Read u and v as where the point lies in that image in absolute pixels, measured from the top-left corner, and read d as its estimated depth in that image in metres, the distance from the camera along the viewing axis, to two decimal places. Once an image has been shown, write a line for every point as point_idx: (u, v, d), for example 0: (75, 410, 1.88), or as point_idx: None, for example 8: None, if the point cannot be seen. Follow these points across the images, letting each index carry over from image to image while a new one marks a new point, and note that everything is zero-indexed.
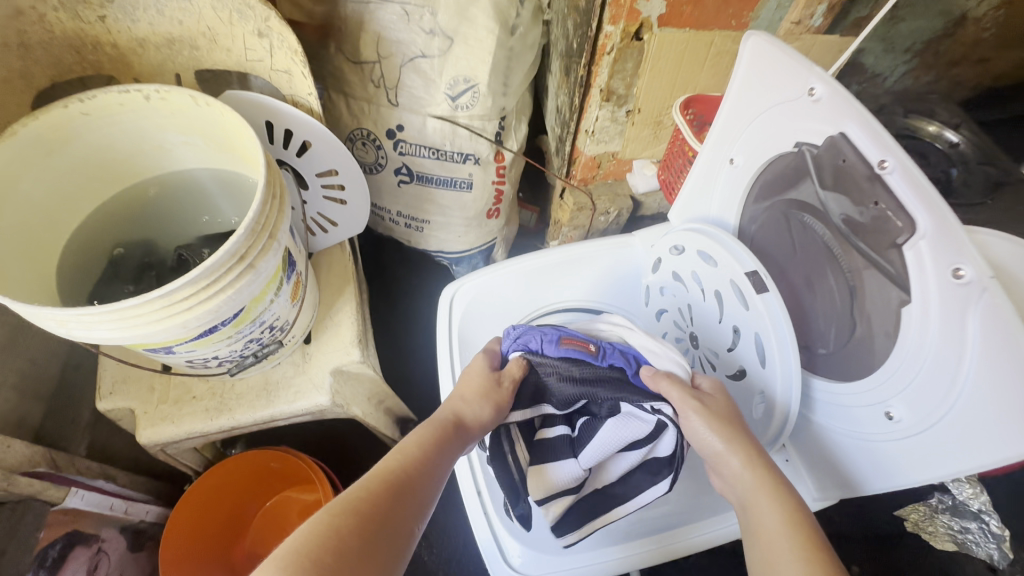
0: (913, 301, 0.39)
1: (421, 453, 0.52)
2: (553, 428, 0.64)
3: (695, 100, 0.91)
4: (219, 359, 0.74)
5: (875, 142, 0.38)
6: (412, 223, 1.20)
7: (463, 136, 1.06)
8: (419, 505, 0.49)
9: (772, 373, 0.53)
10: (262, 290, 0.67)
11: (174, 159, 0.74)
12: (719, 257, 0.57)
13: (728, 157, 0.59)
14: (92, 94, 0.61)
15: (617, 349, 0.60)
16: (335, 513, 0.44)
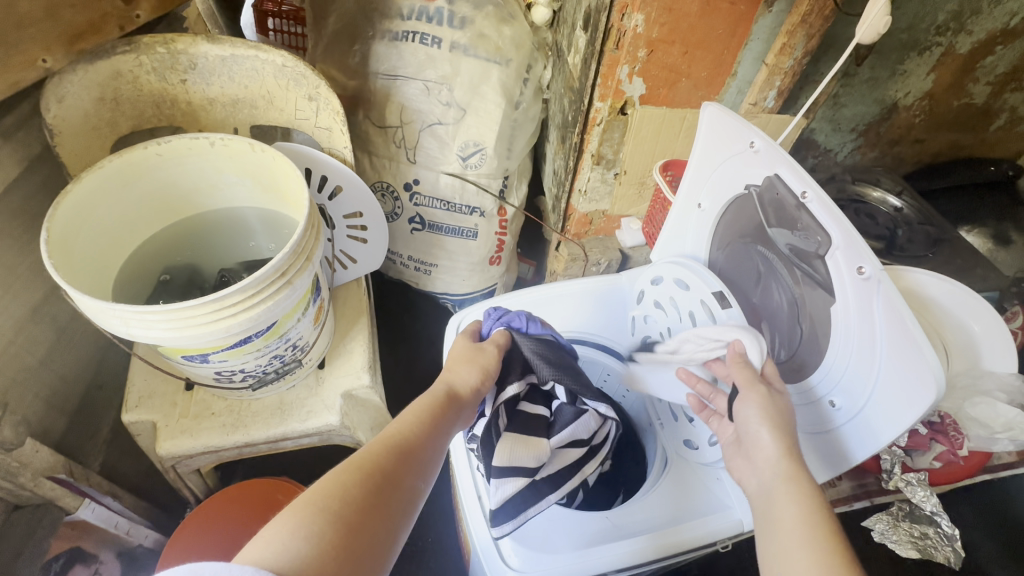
0: (836, 300, 0.50)
1: (420, 422, 0.59)
2: (536, 407, 0.74)
3: (672, 163, 1.03)
4: (244, 373, 0.81)
5: (799, 180, 0.51)
6: (421, 267, 1.32)
7: (471, 191, 1.20)
8: (422, 463, 0.57)
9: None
10: (293, 308, 0.76)
11: (226, 198, 0.86)
12: (692, 282, 0.68)
13: (696, 203, 0.72)
14: (168, 139, 0.74)
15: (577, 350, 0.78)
16: (344, 469, 0.52)
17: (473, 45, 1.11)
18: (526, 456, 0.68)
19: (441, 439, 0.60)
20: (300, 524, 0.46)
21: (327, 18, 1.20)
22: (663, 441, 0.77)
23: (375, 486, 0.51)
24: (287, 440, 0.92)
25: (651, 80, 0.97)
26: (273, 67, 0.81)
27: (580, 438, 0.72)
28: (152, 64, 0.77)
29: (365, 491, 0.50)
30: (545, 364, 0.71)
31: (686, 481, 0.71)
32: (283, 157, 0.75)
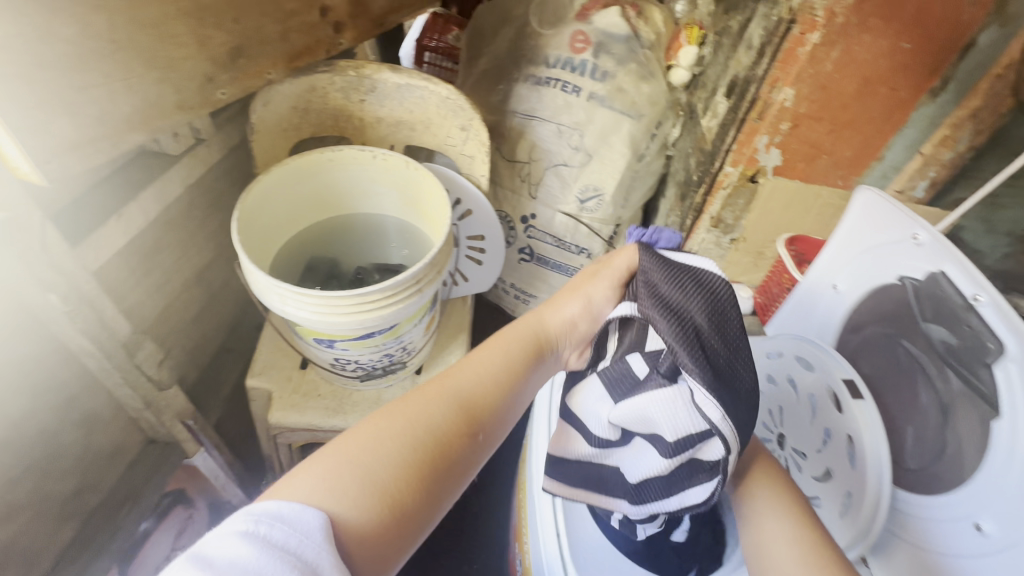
0: (1002, 416, 0.46)
1: (506, 374, 0.65)
2: (636, 364, 0.63)
3: (798, 238, 1.00)
4: (357, 364, 0.88)
5: (972, 281, 0.49)
6: (521, 295, 1.39)
7: (583, 232, 1.24)
8: (491, 416, 0.61)
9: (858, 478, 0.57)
10: (414, 313, 0.81)
11: (372, 205, 0.95)
12: (818, 364, 0.65)
13: (831, 284, 0.70)
14: (340, 148, 0.84)
15: (722, 304, 0.63)
16: (432, 411, 0.58)
17: (610, 97, 1.17)
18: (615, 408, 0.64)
19: (512, 392, 0.65)
20: (349, 478, 0.50)
21: (479, 58, 1.31)
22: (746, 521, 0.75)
23: (431, 441, 0.56)
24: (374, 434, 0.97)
25: (789, 153, 0.97)
26: (438, 98, 0.90)
27: (658, 429, 0.60)
28: (342, 84, 0.88)
29: (421, 447, 0.55)
30: (652, 300, 0.61)
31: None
32: (435, 181, 0.82)
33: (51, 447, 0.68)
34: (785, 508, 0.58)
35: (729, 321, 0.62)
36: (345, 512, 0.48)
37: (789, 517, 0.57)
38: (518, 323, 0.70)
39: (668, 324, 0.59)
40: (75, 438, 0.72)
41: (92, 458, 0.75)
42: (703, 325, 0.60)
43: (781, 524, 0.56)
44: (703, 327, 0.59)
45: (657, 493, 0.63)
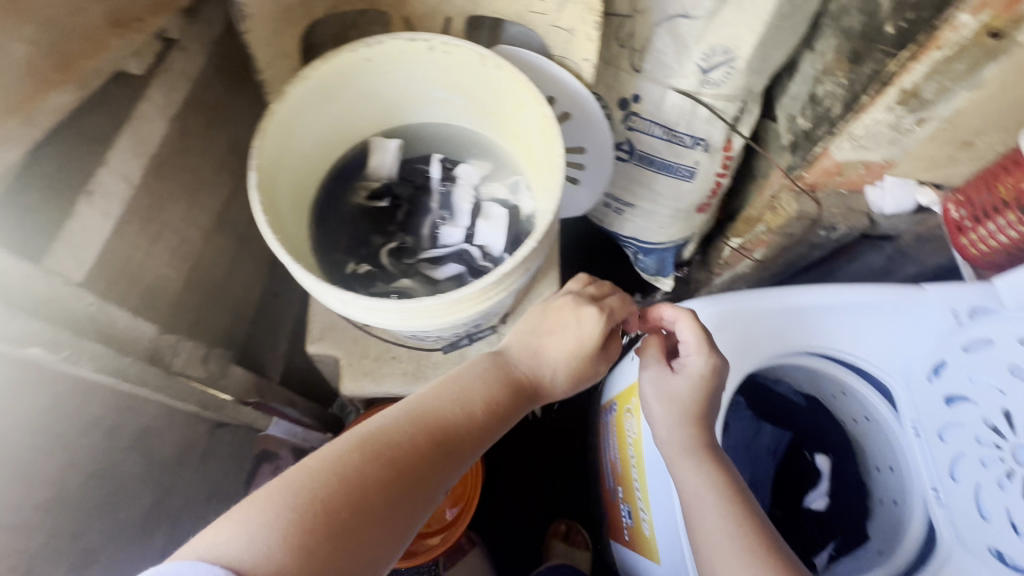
0: None
1: (466, 400, 0.56)
2: (421, 242, 0.64)
3: (966, 193, 0.76)
4: (440, 337, 0.69)
5: None
6: (612, 204, 1.01)
7: (701, 117, 0.88)
8: (474, 438, 0.55)
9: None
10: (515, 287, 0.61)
11: (428, 115, 0.69)
12: (981, 395, 0.59)
13: (952, 310, 0.64)
14: (380, 39, 0.56)
15: (408, 215, 0.66)
16: (398, 427, 0.51)
17: None
18: (453, 196, 0.66)
19: (504, 422, 0.57)
20: (336, 484, 0.45)
21: None
22: (875, 487, 0.78)
23: (417, 444, 0.51)
24: (448, 341, 0.74)
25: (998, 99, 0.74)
26: None
27: (447, 250, 0.63)
28: None
29: (407, 456, 0.50)
30: (401, 244, 0.64)
31: (888, 528, 0.73)
32: (535, 92, 0.55)
33: (114, 477, 0.58)
34: (682, 409, 0.63)
35: (422, 221, 0.65)
36: (252, 561, 0.40)
37: (699, 428, 0.63)
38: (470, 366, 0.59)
39: (422, 251, 0.63)
40: (136, 459, 0.61)
41: (161, 468, 0.65)
42: (414, 240, 0.64)
43: (693, 477, 0.60)
44: (414, 240, 0.64)
45: (453, 257, 0.63)
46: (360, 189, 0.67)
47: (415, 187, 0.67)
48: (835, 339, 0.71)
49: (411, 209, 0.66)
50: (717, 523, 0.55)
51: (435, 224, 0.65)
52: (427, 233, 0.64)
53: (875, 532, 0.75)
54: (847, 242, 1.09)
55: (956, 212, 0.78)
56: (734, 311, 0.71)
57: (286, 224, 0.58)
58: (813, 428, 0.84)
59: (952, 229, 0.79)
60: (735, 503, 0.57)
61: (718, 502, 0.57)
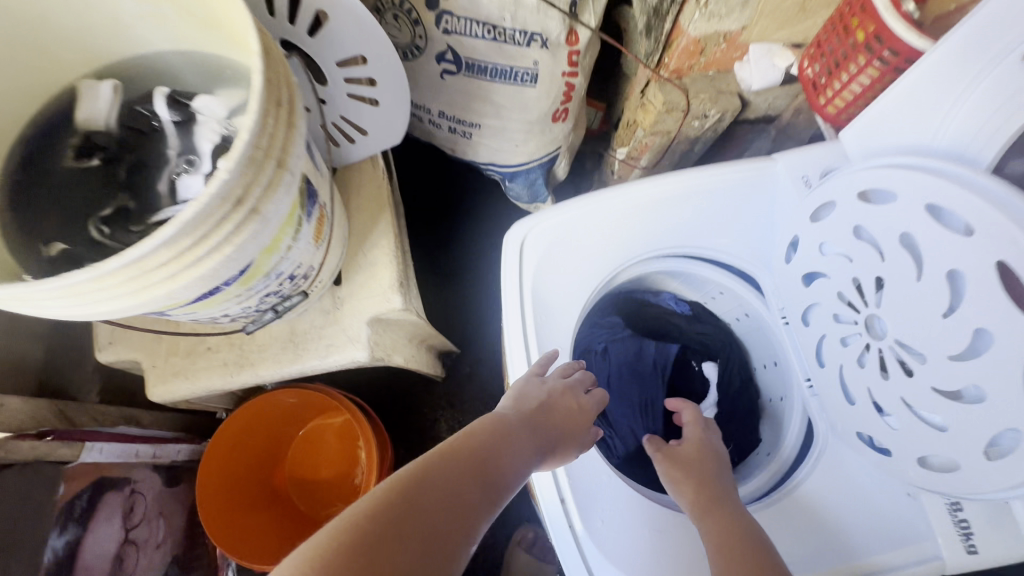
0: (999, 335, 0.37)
1: (509, 441, 0.52)
2: (150, 202, 0.50)
3: (823, 44, 0.66)
4: (228, 316, 0.57)
5: None
6: (458, 127, 0.88)
7: (527, 5, 0.70)
8: (509, 476, 0.50)
9: (904, 425, 0.46)
10: (272, 237, 0.49)
11: (145, 38, 0.54)
12: (826, 264, 0.51)
13: (802, 177, 0.57)
14: None
15: (131, 170, 0.51)
16: (447, 460, 0.48)
17: None
18: (189, 138, 0.52)
19: (533, 460, 0.53)
20: (360, 523, 0.40)
21: None
22: (761, 384, 0.75)
23: (457, 475, 0.47)
24: (246, 320, 0.62)
25: None
26: None
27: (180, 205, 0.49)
28: None
29: (439, 486, 0.45)
30: (123, 208, 0.50)
31: (776, 427, 0.69)
32: None
33: None
34: (688, 474, 0.62)
35: (151, 174, 0.51)
36: None
37: (682, 475, 0.62)
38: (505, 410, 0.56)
39: (153, 211, 0.50)
40: None
41: None
42: (142, 199, 0.50)
43: (705, 530, 0.56)
44: (141, 200, 0.50)
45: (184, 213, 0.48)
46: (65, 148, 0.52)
47: (140, 133, 0.53)
48: (687, 236, 0.63)
49: (135, 163, 0.52)
50: (723, 552, 0.52)
51: (167, 177, 0.51)
52: (157, 189, 0.50)
53: (765, 429, 0.73)
54: (725, 130, 1.00)
55: (815, 69, 0.68)
56: (573, 224, 0.61)
57: None
58: (696, 337, 0.82)
59: (808, 91, 0.70)
60: (723, 531, 0.55)
61: (713, 536, 0.54)
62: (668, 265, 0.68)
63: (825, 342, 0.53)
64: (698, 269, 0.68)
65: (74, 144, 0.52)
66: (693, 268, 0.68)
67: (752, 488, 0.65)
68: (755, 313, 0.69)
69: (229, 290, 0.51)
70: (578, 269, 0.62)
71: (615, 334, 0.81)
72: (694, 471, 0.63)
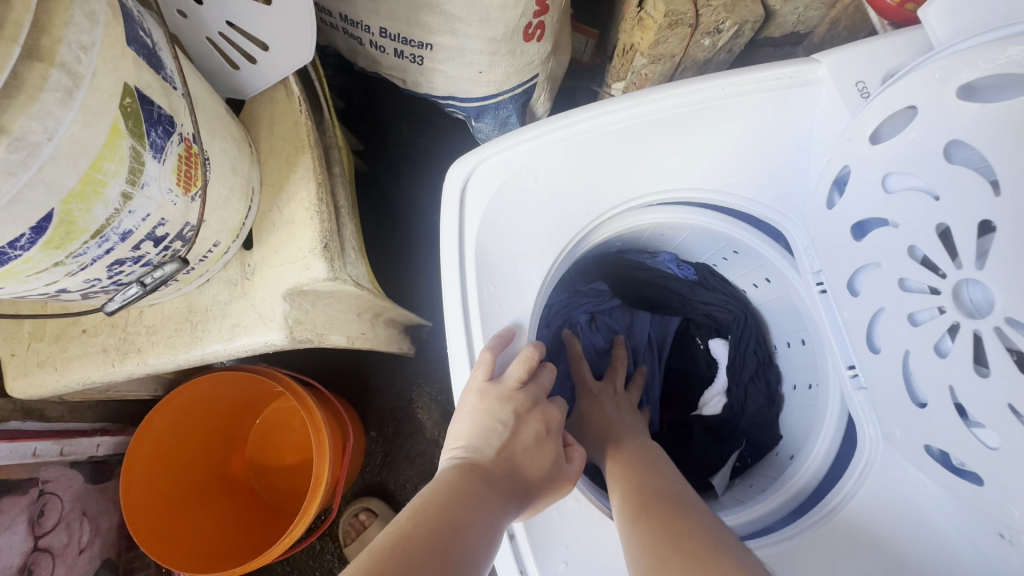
0: None
1: (466, 499, 0.41)
2: None
3: None
4: (71, 292, 0.43)
5: None
6: (406, 51, 0.71)
7: None
8: (476, 542, 0.39)
9: (1007, 444, 0.31)
10: (78, 180, 0.33)
11: None
12: (893, 208, 0.35)
13: (857, 83, 0.40)
14: None
15: None
16: (392, 547, 0.36)
17: None
18: None
19: (506, 514, 0.42)
20: None
21: None
22: (782, 368, 0.61)
23: (408, 562, 0.35)
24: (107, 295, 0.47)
25: None
26: None
27: None
28: None
29: None
30: None
31: (804, 423, 0.56)
32: None
33: None
34: (635, 468, 0.49)
35: None
36: None
37: (621, 469, 0.50)
38: (455, 463, 0.45)
39: None
40: None
41: None
42: None
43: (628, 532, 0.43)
44: None
45: None
46: None
47: None
48: (690, 176, 0.46)
49: None
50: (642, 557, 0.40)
51: None
52: None
53: (789, 428, 0.59)
54: (741, 52, 0.81)
55: None
56: (532, 159, 0.45)
57: None
58: (702, 309, 0.67)
59: None
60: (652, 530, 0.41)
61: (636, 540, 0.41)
62: (667, 215, 0.52)
63: (885, 318, 0.38)
64: (703, 219, 0.52)
65: None
66: (700, 218, 0.52)
67: (777, 506, 0.52)
68: (777, 278, 0.53)
69: (29, 257, 0.35)
70: (537, 223, 0.47)
71: (602, 304, 0.69)
72: (635, 465, 0.50)
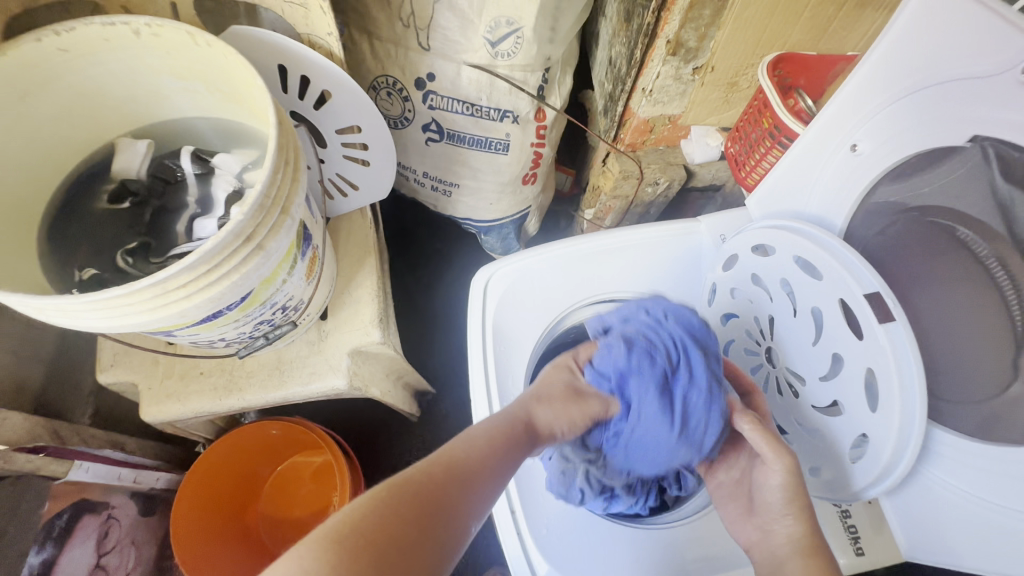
0: (842, 354, 0.48)
1: (495, 446, 0.51)
2: (172, 242, 0.60)
3: (736, 131, 0.81)
4: (226, 340, 0.66)
5: (864, 270, 0.46)
6: (440, 186, 1.01)
7: (502, 89, 0.85)
8: (494, 480, 0.49)
9: (799, 441, 0.55)
10: (274, 271, 0.58)
11: (175, 107, 0.65)
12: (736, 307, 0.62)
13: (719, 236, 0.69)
14: (70, 26, 0.51)
15: (156, 215, 0.61)
16: (433, 466, 0.47)
17: None
18: (209, 186, 0.62)
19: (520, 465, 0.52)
20: (344, 517, 0.40)
21: None
22: None
23: (441, 477, 0.46)
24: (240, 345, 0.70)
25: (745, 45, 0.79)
26: None
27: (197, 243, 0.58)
28: None
29: (420, 489, 0.44)
30: (146, 247, 0.59)
31: None
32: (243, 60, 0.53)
33: None
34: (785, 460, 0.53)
35: (173, 218, 0.61)
36: None
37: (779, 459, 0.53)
38: (500, 409, 0.55)
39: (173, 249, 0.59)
40: None
41: None
42: (162, 239, 0.60)
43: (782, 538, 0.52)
44: (162, 240, 0.60)
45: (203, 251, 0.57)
46: (101, 196, 0.62)
47: (167, 184, 0.63)
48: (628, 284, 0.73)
49: (159, 208, 0.62)
50: None
51: (185, 219, 0.61)
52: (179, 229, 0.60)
53: None
54: (676, 196, 1.13)
55: (731, 150, 0.83)
56: (528, 270, 0.71)
57: None
58: None
59: (732, 168, 0.84)
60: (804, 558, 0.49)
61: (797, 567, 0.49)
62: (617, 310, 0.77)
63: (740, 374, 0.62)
64: None
65: (109, 192, 0.62)
66: None
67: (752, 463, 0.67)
68: None
69: (230, 315, 0.58)
70: (530, 311, 0.72)
71: None
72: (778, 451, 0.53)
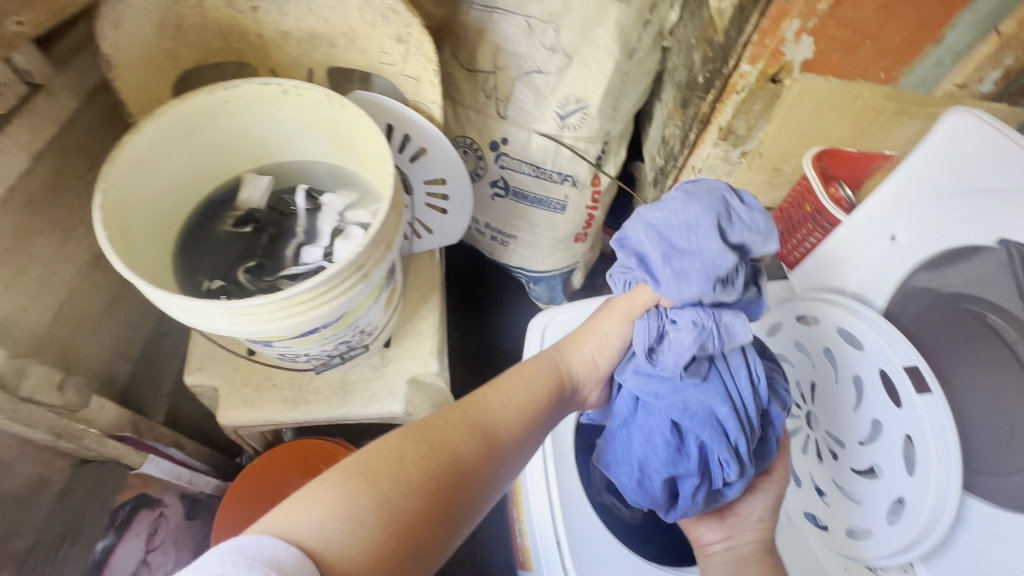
0: (882, 420, 0.54)
1: (521, 403, 0.56)
2: (282, 265, 0.69)
3: (780, 212, 0.89)
4: (308, 355, 0.73)
5: (902, 346, 0.53)
6: (498, 237, 1.11)
7: (565, 156, 0.96)
8: (522, 438, 0.54)
9: (836, 503, 0.58)
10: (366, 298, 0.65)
11: (296, 151, 0.76)
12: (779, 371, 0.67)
13: None
14: (235, 84, 0.63)
15: (270, 239, 0.71)
16: (468, 422, 0.51)
17: None
18: (317, 219, 0.72)
19: (544, 428, 0.57)
20: (386, 470, 0.44)
21: None
22: None
23: (475, 435, 0.50)
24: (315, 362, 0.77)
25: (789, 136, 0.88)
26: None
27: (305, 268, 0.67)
28: None
29: (454, 448, 0.48)
30: (261, 267, 0.68)
31: None
32: (371, 122, 0.63)
33: None
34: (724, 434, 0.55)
35: (285, 244, 0.70)
36: (321, 542, 0.38)
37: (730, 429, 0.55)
38: (534, 359, 0.61)
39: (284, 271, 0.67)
40: None
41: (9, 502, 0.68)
42: (275, 262, 0.69)
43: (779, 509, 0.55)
44: (275, 262, 0.69)
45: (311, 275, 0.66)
46: (226, 220, 0.72)
47: (281, 214, 0.73)
48: None
49: (273, 235, 0.71)
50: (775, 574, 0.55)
51: (295, 246, 0.70)
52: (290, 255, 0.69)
53: None
54: None
55: (775, 228, 0.91)
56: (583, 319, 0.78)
57: (139, 248, 0.62)
58: None
59: (775, 244, 0.91)
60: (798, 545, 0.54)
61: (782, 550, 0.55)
62: None
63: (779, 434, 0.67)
64: None
65: (233, 217, 0.72)
66: None
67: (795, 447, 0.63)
68: None
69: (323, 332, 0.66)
70: None
71: None
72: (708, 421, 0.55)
